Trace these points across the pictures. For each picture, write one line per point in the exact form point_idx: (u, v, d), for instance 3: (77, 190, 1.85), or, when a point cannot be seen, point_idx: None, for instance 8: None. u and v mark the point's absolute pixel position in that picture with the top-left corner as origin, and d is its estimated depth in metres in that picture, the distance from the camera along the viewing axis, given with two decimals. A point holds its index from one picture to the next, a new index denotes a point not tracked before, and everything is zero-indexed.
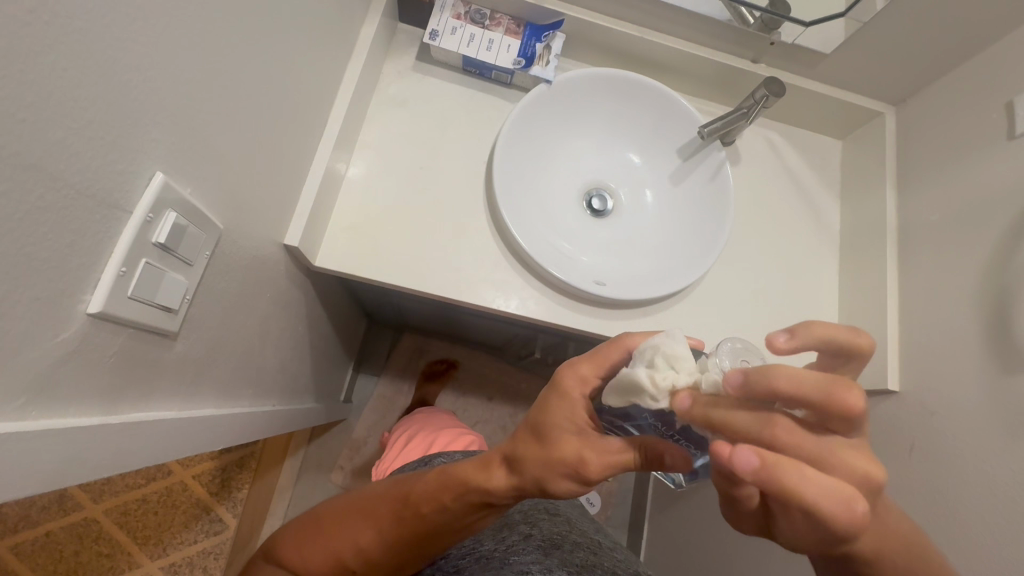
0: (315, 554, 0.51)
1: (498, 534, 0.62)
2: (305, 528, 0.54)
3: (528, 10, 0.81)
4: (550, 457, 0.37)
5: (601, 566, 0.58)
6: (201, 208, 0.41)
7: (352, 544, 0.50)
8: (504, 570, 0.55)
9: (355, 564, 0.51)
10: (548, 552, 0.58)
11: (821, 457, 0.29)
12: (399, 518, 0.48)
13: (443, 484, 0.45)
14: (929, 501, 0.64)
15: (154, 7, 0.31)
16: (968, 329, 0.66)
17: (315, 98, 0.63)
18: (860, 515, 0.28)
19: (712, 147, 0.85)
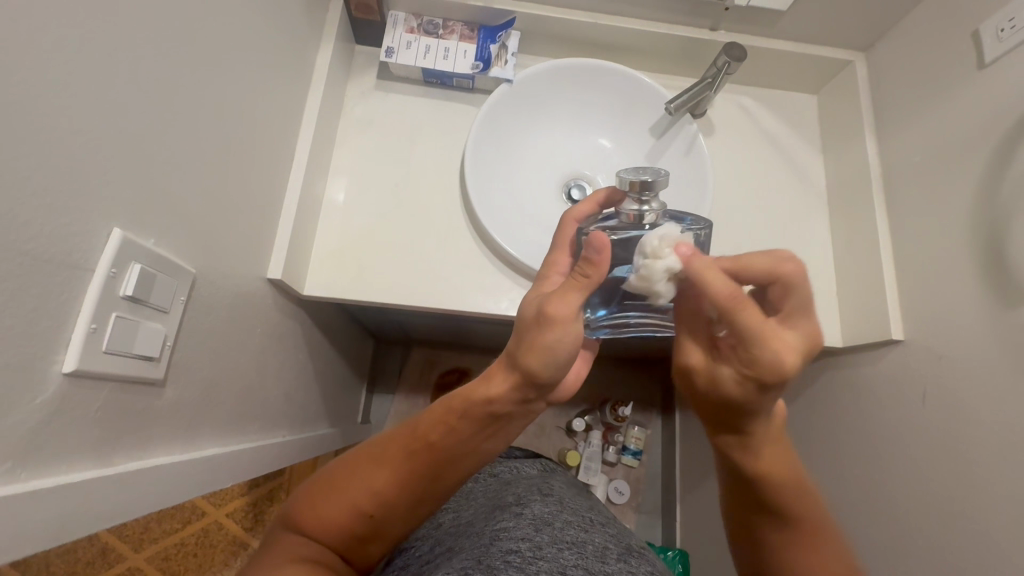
0: (331, 513, 0.49)
1: (490, 519, 0.63)
2: (312, 491, 0.51)
3: (479, 14, 0.81)
4: (531, 324, 0.46)
5: (591, 543, 0.59)
6: (169, 256, 0.42)
7: (368, 490, 0.49)
8: (494, 546, 0.55)
9: (374, 512, 0.49)
10: (538, 530, 0.59)
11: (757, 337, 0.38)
12: (411, 454, 0.49)
13: (451, 399, 0.49)
14: (949, 445, 0.63)
15: (81, 71, 0.32)
16: (965, 266, 0.64)
17: (277, 132, 0.64)
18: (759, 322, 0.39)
19: (683, 121, 0.85)
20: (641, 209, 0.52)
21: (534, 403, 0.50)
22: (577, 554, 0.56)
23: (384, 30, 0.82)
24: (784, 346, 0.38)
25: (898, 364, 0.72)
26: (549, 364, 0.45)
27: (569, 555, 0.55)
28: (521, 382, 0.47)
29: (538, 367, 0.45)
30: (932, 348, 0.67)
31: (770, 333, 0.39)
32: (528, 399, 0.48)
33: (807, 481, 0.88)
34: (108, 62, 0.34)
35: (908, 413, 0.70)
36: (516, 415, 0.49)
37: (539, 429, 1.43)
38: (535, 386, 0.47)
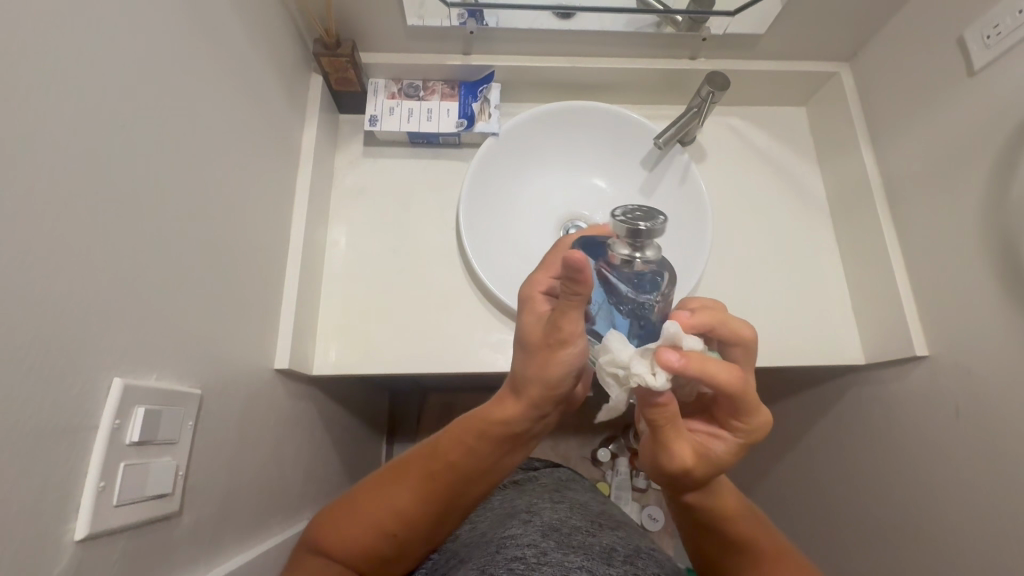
0: (351, 534, 0.55)
1: (500, 525, 0.63)
2: (331, 513, 0.57)
3: (457, 71, 0.82)
4: (537, 353, 0.49)
5: (599, 545, 0.57)
6: (173, 386, 0.42)
7: (392, 511, 0.55)
8: (500, 553, 0.55)
9: (397, 531, 0.56)
10: (545, 536, 0.58)
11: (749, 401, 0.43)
12: (431, 475, 0.56)
13: (469, 424, 0.56)
14: (991, 465, 0.61)
15: (56, 236, 0.32)
16: (980, 278, 0.63)
17: (270, 223, 0.64)
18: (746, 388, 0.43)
19: (673, 152, 0.84)
20: (632, 256, 0.45)
21: (548, 419, 0.56)
22: (583, 556, 0.54)
23: (366, 98, 0.82)
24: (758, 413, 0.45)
25: (925, 380, 0.70)
26: (557, 383, 0.50)
27: (574, 558, 0.54)
28: (531, 404, 0.52)
29: (545, 391, 0.51)
30: (958, 363, 0.65)
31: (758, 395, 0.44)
32: (542, 417, 0.55)
33: (844, 499, 0.86)
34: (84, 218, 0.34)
35: (941, 429, 0.68)
36: (530, 430, 0.55)
37: (564, 461, 1.41)
38: (543, 408, 0.53)
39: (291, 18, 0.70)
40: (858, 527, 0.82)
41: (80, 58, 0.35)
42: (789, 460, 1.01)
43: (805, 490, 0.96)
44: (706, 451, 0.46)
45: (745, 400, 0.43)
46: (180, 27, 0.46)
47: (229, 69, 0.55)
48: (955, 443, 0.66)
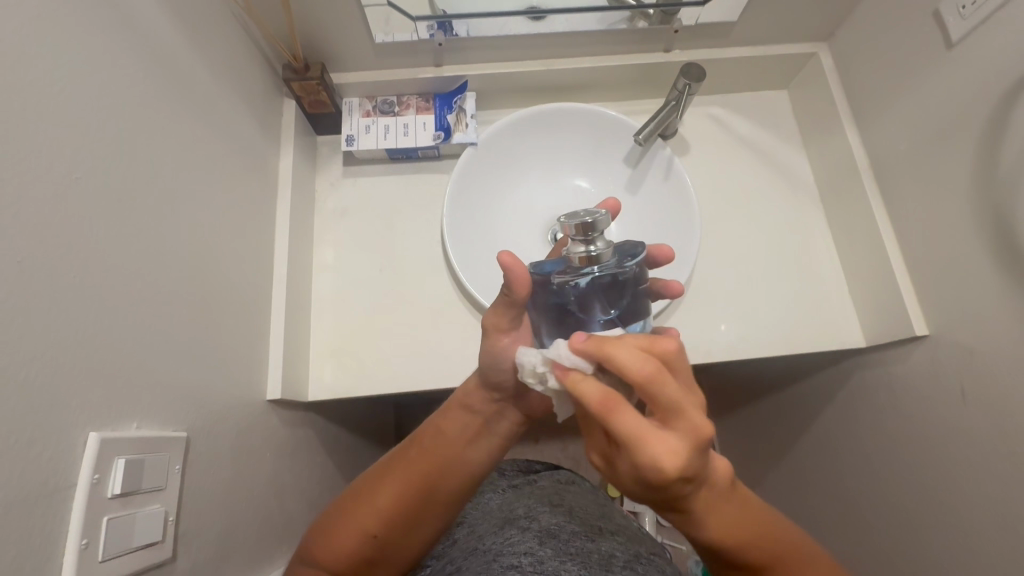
0: (343, 538, 0.55)
1: (498, 534, 0.62)
2: (327, 524, 0.57)
3: (431, 84, 0.81)
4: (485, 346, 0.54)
5: (597, 552, 0.57)
6: (156, 432, 0.42)
7: (373, 511, 0.56)
8: (496, 561, 0.55)
9: (379, 531, 0.56)
10: (542, 543, 0.58)
11: (635, 434, 0.35)
12: (406, 465, 0.58)
13: (440, 411, 0.60)
14: (1000, 443, 0.59)
15: (17, 297, 0.32)
16: (974, 253, 0.61)
17: (251, 254, 0.64)
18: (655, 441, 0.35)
19: (656, 147, 0.83)
20: (586, 252, 0.48)
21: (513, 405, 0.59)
22: (580, 564, 0.55)
23: (341, 118, 0.81)
24: (665, 449, 0.35)
25: (927, 360, 0.68)
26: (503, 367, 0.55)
27: (571, 566, 0.54)
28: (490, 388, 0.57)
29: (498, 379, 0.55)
30: (958, 341, 0.64)
31: (656, 436, 0.35)
32: (501, 404, 0.58)
33: (856, 485, 0.84)
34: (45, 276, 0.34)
35: (946, 409, 0.66)
36: (495, 416, 0.59)
37: (575, 463, 1.40)
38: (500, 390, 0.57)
39: (258, 46, 0.69)
40: (873, 513, 0.81)
41: (33, 115, 0.35)
42: (798, 447, 1.00)
43: (816, 478, 0.94)
44: (621, 465, 0.39)
45: (619, 428, 0.36)
46: (138, 71, 0.46)
47: (193, 105, 0.54)
48: (961, 423, 0.64)
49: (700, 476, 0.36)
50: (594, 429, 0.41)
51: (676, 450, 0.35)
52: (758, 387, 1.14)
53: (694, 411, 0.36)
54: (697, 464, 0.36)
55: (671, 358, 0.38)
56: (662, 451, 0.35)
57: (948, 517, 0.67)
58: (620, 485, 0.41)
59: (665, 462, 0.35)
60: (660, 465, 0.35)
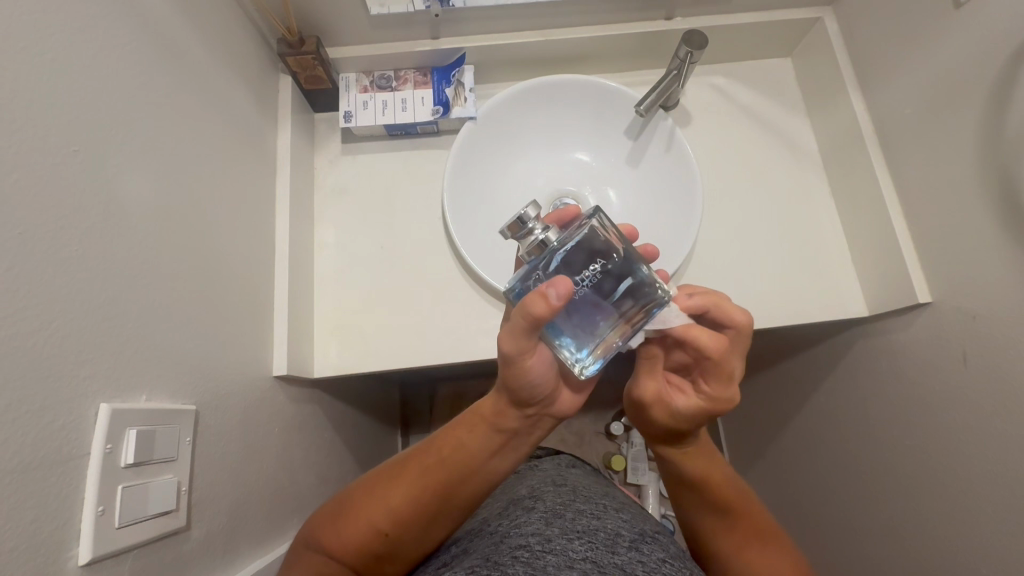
0: (351, 532, 0.56)
1: (504, 516, 0.64)
2: (334, 515, 0.58)
3: (428, 57, 0.80)
4: (503, 366, 0.50)
5: (604, 530, 0.58)
6: (165, 405, 0.42)
7: (384, 509, 0.57)
8: (504, 543, 0.55)
9: (390, 531, 0.57)
10: (549, 523, 0.58)
11: (717, 385, 0.53)
12: (424, 470, 0.57)
13: (461, 422, 0.58)
14: (1002, 408, 0.60)
15: (21, 268, 0.32)
16: (978, 219, 0.61)
17: (252, 232, 0.64)
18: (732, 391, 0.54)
19: (657, 117, 0.81)
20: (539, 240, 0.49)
21: (541, 420, 0.57)
22: (587, 544, 0.55)
23: (338, 94, 0.81)
24: (723, 392, 0.54)
25: (930, 327, 0.69)
26: (529, 386, 0.52)
27: (579, 544, 0.54)
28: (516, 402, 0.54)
29: (523, 394, 0.52)
30: (962, 308, 0.64)
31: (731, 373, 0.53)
32: (529, 417, 0.56)
33: (858, 453, 0.85)
34: (46, 250, 0.34)
35: (950, 376, 0.66)
36: (521, 431, 0.57)
37: (579, 438, 1.41)
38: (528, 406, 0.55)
39: (250, 21, 0.68)
40: (875, 480, 0.82)
41: (28, 86, 0.34)
42: (800, 418, 1.01)
43: (819, 447, 0.95)
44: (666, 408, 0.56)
45: (717, 370, 0.52)
46: (131, 43, 0.45)
47: (188, 79, 0.54)
48: (961, 388, 0.65)
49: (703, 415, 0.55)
50: (656, 374, 0.55)
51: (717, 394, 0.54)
52: (760, 359, 1.14)
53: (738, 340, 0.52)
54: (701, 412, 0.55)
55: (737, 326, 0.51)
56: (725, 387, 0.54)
57: (950, 480, 0.67)
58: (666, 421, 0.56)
59: (728, 395, 0.54)
60: (718, 404, 0.54)
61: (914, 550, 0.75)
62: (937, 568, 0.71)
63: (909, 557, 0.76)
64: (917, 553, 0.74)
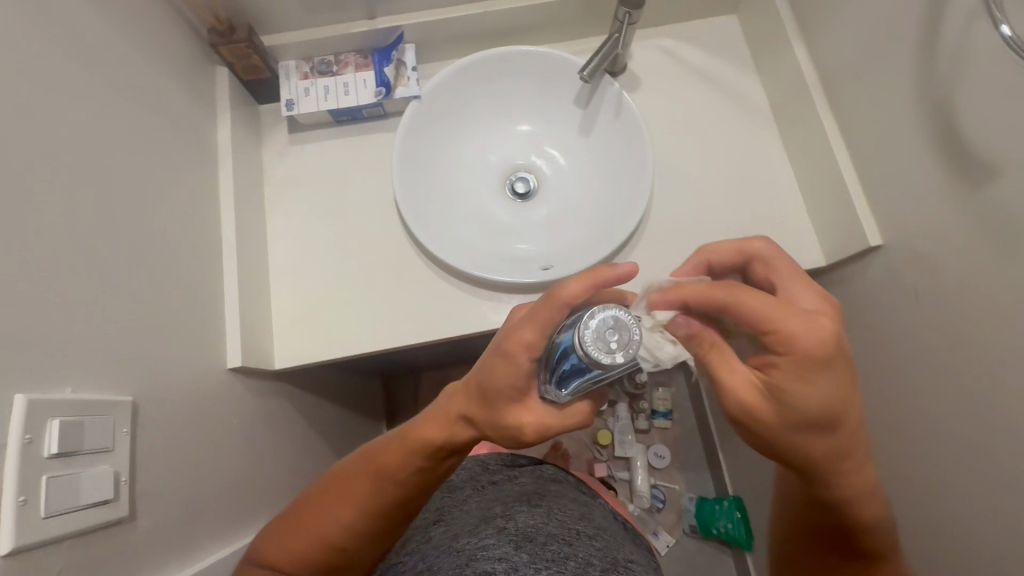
0: (302, 544, 0.56)
1: (474, 532, 0.64)
2: (287, 524, 0.58)
3: (366, 38, 0.79)
4: (501, 420, 0.47)
5: (574, 558, 0.59)
6: (95, 396, 0.42)
7: (338, 525, 0.56)
8: (470, 568, 0.57)
9: (344, 544, 0.57)
10: (518, 548, 0.59)
11: (788, 312, 0.40)
12: (382, 494, 0.55)
13: (411, 445, 0.53)
14: (952, 341, 0.60)
15: None
16: (920, 157, 0.61)
17: (194, 225, 0.63)
18: (828, 325, 0.40)
19: (603, 83, 0.80)
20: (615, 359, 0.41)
21: None
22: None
23: (279, 83, 0.80)
24: (802, 326, 0.40)
25: (885, 270, 0.69)
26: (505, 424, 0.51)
27: None
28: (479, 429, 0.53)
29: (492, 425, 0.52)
30: (912, 247, 0.64)
31: (800, 295, 0.45)
32: None
33: None
34: None
35: (905, 317, 0.67)
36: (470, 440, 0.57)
37: None
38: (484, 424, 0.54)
39: (176, 11, 0.67)
40: None
41: None
42: None
43: None
44: (767, 405, 0.43)
45: (754, 310, 0.41)
46: (33, 34, 0.44)
47: (106, 71, 0.53)
48: (916, 327, 0.65)
49: (841, 382, 0.41)
50: (733, 365, 0.44)
51: (815, 348, 0.40)
52: None
53: (782, 264, 0.47)
54: (832, 380, 0.41)
55: (770, 255, 0.48)
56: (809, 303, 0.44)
57: (910, 420, 0.68)
58: (773, 428, 0.43)
59: (801, 318, 0.40)
60: (820, 340, 0.40)
61: (885, 493, 0.75)
62: (906, 510, 0.72)
63: (882, 499, 0.76)
64: (888, 497, 0.75)
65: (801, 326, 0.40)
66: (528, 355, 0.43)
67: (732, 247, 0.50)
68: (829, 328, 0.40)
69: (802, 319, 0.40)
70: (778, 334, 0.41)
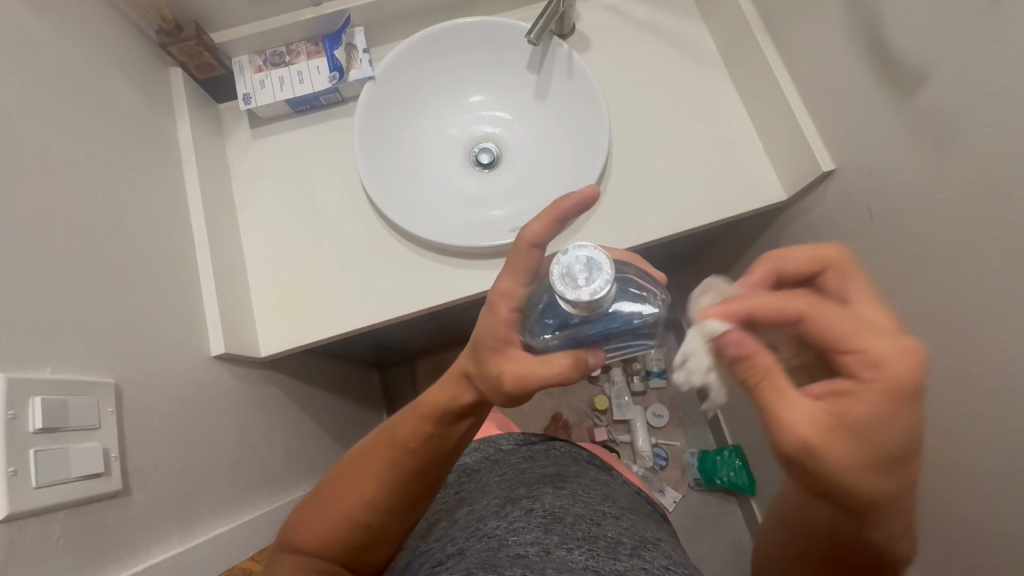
0: (325, 523, 0.56)
1: (501, 515, 0.58)
2: (309, 509, 0.58)
3: (315, 26, 0.80)
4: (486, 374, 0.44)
5: (604, 536, 0.54)
6: (76, 378, 0.44)
7: (358, 500, 0.56)
8: (500, 551, 0.51)
9: (367, 520, 0.56)
10: (548, 530, 0.54)
11: (777, 380, 0.29)
12: (397, 464, 0.55)
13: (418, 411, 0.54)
14: (906, 252, 0.62)
15: None
16: (859, 77, 0.63)
17: (164, 221, 0.65)
18: (805, 405, 0.29)
19: (553, 44, 0.82)
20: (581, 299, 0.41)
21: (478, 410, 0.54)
22: (587, 553, 0.51)
23: (234, 79, 0.81)
24: (789, 407, 0.29)
25: (841, 194, 0.70)
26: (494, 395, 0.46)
27: (579, 555, 0.51)
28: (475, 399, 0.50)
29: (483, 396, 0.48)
30: (860, 166, 0.66)
31: (869, 349, 0.29)
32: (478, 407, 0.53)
33: None
34: None
35: (863, 237, 0.69)
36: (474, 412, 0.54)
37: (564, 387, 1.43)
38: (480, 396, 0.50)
39: (122, 15, 0.68)
40: None
41: None
42: None
43: None
44: (846, 446, 0.28)
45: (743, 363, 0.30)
46: None
47: (56, 75, 0.54)
48: (874, 244, 0.67)
49: (845, 468, 0.29)
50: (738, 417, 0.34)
51: (899, 374, 0.29)
52: None
53: (858, 279, 0.33)
54: (910, 415, 0.29)
55: (835, 267, 0.34)
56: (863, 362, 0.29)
57: None
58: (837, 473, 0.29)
59: (785, 400, 0.29)
60: (806, 428, 0.28)
61: None
62: None
63: None
64: None
65: (787, 413, 0.29)
66: (505, 309, 0.41)
67: (805, 257, 0.35)
68: (810, 412, 0.29)
69: (788, 400, 0.29)
70: (864, 355, 0.29)
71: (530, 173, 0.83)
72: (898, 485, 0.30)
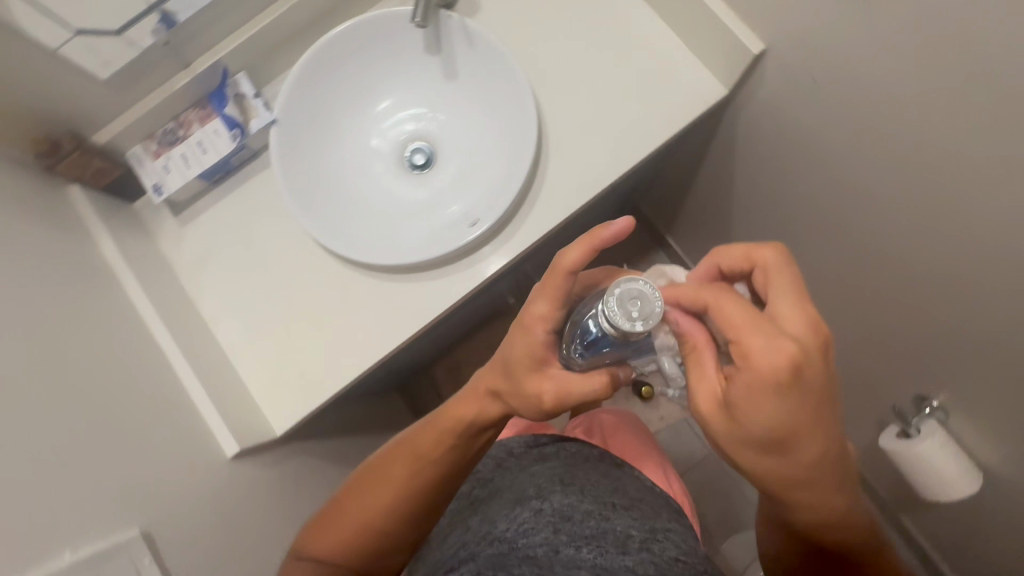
0: (343, 532, 0.58)
1: (509, 517, 0.56)
2: (326, 523, 0.59)
3: (194, 88, 0.74)
4: (522, 386, 0.48)
5: (614, 529, 0.54)
6: (89, 553, 0.43)
7: (377, 510, 0.58)
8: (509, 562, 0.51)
9: (383, 529, 0.58)
10: (557, 530, 0.54)
11: (695, 350, 0.43)
12: (418, 471, 0.58)
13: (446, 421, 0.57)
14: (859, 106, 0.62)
15: None
16: None
17: (127, 348, 0.62)
18: (709, 377, 0.43)
19: (442, 17, 0.76)
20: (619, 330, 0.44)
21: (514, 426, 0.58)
22: (596, 552, 0.51)
23: (137, 173, 0.76)
24: (699, 374, 0.43)
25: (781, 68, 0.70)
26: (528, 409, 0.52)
27: (587, 555, 0.51)
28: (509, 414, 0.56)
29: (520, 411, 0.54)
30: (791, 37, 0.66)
31: (757, 345, 0.39)
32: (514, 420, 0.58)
33: (800, 212, 0.87)
34: None
35: (814, 104, 0.69)
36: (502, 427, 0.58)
37: None
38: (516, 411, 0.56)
39: None
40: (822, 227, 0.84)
41: None
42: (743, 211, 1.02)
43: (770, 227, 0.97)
44: (719, 418, 0.42)
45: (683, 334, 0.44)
46: None
47: None
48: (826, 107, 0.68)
49: (747, 433, 0.40)
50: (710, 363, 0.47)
51: (765, 367, 0.38)
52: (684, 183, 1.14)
53: (779, 278, 0.42)
54: (779, 406, 0.39)
55: (772, 270, 0.42)
56: (763, 356, 0.38)
57: (862, 191, 0.71)
58: (720, 436, 0.43)
59: (694, 368, 0.43)
60: (703, 393, 0.43)
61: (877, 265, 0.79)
62: (896, 269, 0.75)
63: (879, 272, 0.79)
64: (883, 267, 0.78)
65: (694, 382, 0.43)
66: (542, 328, 0.46)
67: (751, 254, 0.44)
68: (709, 378, 0.42)
69: (695, 370, 0.43)
70: (737, 348, 0.39)
71: (470, 158, 0.80)
72: (788, 463, 0.42)
